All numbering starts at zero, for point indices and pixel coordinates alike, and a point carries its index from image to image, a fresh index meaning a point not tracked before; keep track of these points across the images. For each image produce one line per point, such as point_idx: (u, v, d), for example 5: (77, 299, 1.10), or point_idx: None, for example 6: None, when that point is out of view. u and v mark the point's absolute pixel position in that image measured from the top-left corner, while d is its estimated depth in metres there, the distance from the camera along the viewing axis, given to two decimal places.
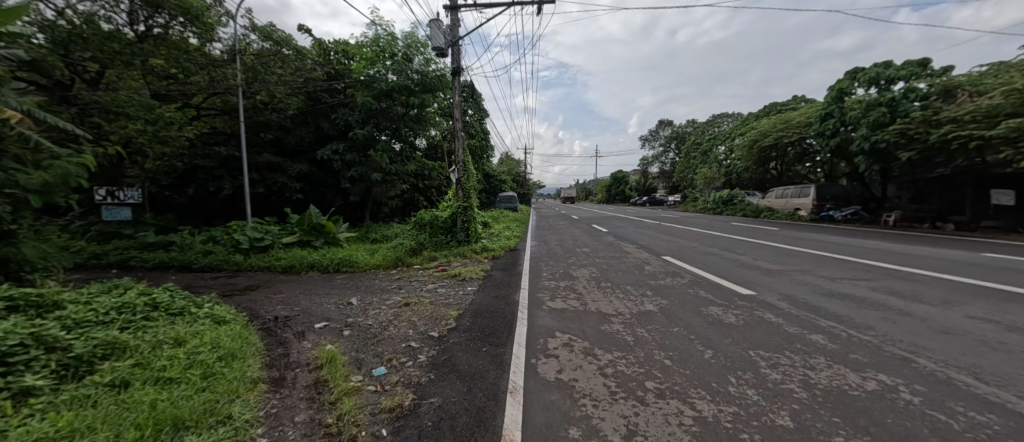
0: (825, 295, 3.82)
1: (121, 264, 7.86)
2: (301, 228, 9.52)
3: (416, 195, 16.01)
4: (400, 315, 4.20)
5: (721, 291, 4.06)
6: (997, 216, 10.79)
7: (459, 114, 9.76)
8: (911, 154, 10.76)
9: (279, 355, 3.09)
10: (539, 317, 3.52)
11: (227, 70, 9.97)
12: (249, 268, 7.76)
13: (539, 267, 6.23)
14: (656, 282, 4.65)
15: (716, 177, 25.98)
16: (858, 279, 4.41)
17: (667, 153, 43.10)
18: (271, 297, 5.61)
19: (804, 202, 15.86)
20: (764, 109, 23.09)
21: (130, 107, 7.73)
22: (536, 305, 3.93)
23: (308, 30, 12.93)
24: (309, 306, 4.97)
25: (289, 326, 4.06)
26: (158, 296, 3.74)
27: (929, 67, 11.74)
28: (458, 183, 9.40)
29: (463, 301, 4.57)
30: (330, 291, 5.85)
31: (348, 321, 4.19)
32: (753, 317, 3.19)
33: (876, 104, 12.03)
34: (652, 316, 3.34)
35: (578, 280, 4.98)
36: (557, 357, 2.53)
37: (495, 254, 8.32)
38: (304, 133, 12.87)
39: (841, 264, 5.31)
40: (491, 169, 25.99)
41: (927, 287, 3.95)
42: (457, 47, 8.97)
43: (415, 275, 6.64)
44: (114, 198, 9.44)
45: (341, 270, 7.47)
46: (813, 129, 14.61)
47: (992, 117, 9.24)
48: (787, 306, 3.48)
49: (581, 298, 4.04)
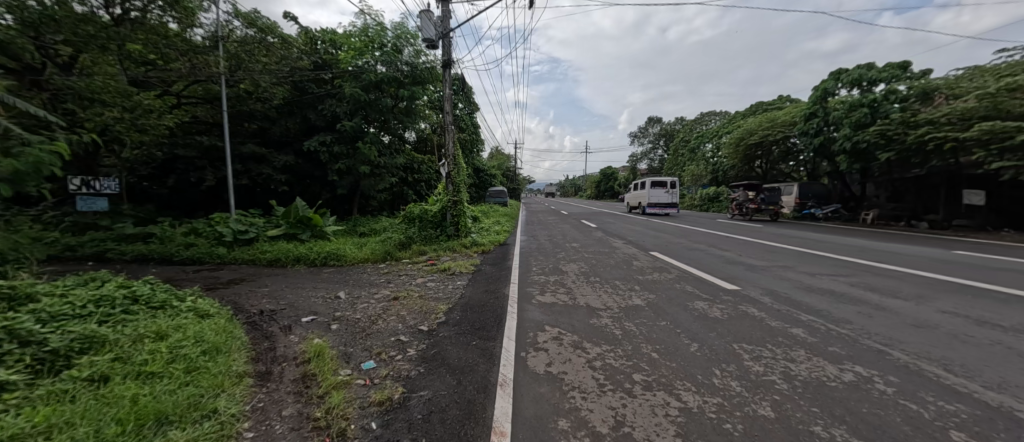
0: (805, 289, 3.96)
1: (99, 256, 7.63)
2: (287, 221, 9.33)
3: (406, 188, 15.87)
4: (389, 309, 4.18)
5: (707, 286, 4.16)
6: (969, 214, 11.28)
7: (449, 107, 9.66)
8: (889, 154, 11.11)
9: (266, 349, 3.04)
10: (529, 310, 3.56)
11: (209, 58, 9.68)
12: (234, 261, 7.61)
13: (528, 261, 6.28)
14: (643, 277, 4.73)
15: (703, 175, 26.39)
16: (837, 275, 4.56)
17: (656, 150, 43.56)
18: (255, 292, 5.50)
19: (787, 200, 16.31)
20: (751, 108, 23.44)
21: (106, 93, 7.45)
22: (526, 299, 3.95)
23: (293, 18, 12.58)
24: (296, 299, 4.91)
25: (276, 320, 4.01)
26: (138, 289, 3.62)
27: (910, 70, 12.09)
28: (447, 176, 9.33)
29: (452, 295, 4.58)
30: (317, 285, 5.78)
31: (336, 315, 4.16)
32: (737, 311, 3.28)
33: (857, 105, 12.35)
34: (640, 310, 3.40)
35: (567, 274, 5.04)
36: (546, 351, 2.56)
37: (484, 248, 8.35)
38: (290, 124, 12.56)
39: (822, 260, 5.46)
40: (480, 163, 25.83)
41: (902, 282, 4.12)
42: (447, 39, 8.83)
43: (404, 269, 6.61)
44: (90, 189, 8.81)
45: (328, 264, 7.36)
46: (797, 128, 14.93)
47: (966, 119, 9.58)
48: (770, 301, 3.57)
49: (571, 292, 4.10)
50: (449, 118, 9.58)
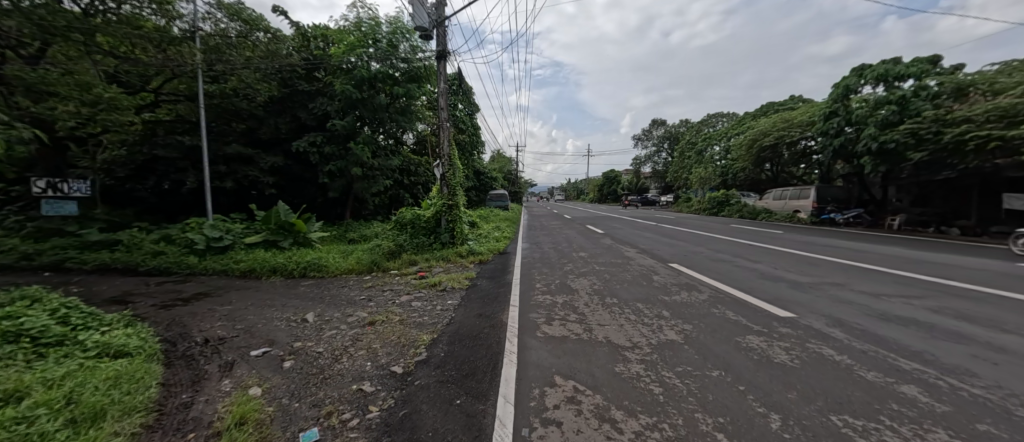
0: (881, 319, 3.13)
1: (57, 265, 6.93)
2: (267, 227, 8.49)
3: (402, 191, 15.17)
4: (360, 340, 3.38)
5: (751, 311, 3.36)
6: (1008, 221, 10.49)
7: (445, 104, 8.96)
8: (922, 155, 10.19)
9: (177, 406, 2.24)
10: (533, 348, 2.72)
11: (183, 48, 8.94)
12: (203, 271, 6.87)
13: (532, 275, 5.45)
14: (669, 298, 3.91)
15: (710, 178, 25.50)
16: (907, 296, 3.74)
17: (660, 153, 42.72)
18: (213, 312, 4.71)
19: (804, 204, 15.46)
20: (761, 109, 22.67)
21: (62, 86, 6.63)
22: (528, 330, 3.12)
23: (283, 12, 11.91)
24: (254, 323, 4.14)
25: (218, 354, 3.26)
26: (31, 323, 2.87)
27: (940, 64, 11.24)
28: (442, 179, 8.60)
29: (440, 320, 3.77)
30: (286, 303, 4.97)
31: (295, 346, 3.39)
32: (812, 355, 2.44)
33: (883, 103, 11.44)
34: (678, 349, 2.59)
35: (578, 294, 4.22)
36: (560, 427, 1.74)
37: (482, 258, 7.51)
38: (278, 123, 11.74)
39: (878, 276, 4.62)
40: (480, 166, 25.19)
41: (998, 308, 3.30)
42: (442, 28, 8.09)
43: (390, 283, 5.83)
44: (57, 191, 8.10)
45: (307, 276, 6.62)
46: (816, 127, 14.03)
47: (1009, 116, 8.76)
48: (844, 336, 2.75)
49: (584, 320, 3.27)
50: (444, 114, 8.84)
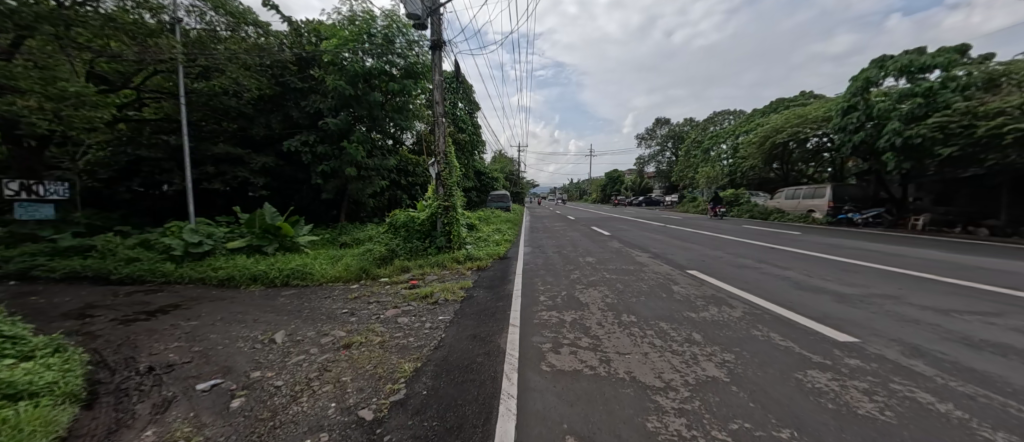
0: (966, 345, 2.53)
1: (22, 274, 6.41)
2: (251, 230, 8.00)
3: (399, 193, 14.67)
4: (328, 371, 2.80)
5: (803, 335, 2.75)
6: None
7: (441, 98, 8.35)
8: (953, 150, 9.50)
9: None
10: (538, 391, 2.12)
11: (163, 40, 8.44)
12: (179, 279, 6.35)
13: (535, 286, 4.86)
14: (697, 316, 3.32)
15: (717, 178, 24.79)
16: (982, 313, 3.14)
17: (664, 152, 41.89)
18: (174, 329, 4.14)
19: (819, 203, 14.77)
20: (771, 106, 21.99)
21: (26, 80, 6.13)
22: (531, 361, 2.54)
23: (274, 6, 11.42)
24: (214, 344, 3.57)
25: (156, 389, 2.68)
26: None
27: (967, 54, 10.62)
28: (438, 179, 8.05)
29: (427, 344, 3.19)
30: (258, 319, 4.40)
31: (252, 376, 2.83)
32: (908, 404, 1.84)
33: (908, 96, 10.78)
34: (727, 393, 1.98)
35: (589, 310, 3.63)
36: None
37: (480, 264, 6.92)
38: (269, 121, 11.24)
39: (934, 285, 4.01)
40: (480, 166, 24.61)
41: None
42: (436, 17, 7.55)
43: (377, 294, 5.26)
44: (31, 193, 7.63)
45: (289, 283, 6.09)
46: (833, 123, 13.36)
47: None
48: (935, 372, 2.15)
49: (598, 347, 2.69)
50: (440, 109, 8.24)
